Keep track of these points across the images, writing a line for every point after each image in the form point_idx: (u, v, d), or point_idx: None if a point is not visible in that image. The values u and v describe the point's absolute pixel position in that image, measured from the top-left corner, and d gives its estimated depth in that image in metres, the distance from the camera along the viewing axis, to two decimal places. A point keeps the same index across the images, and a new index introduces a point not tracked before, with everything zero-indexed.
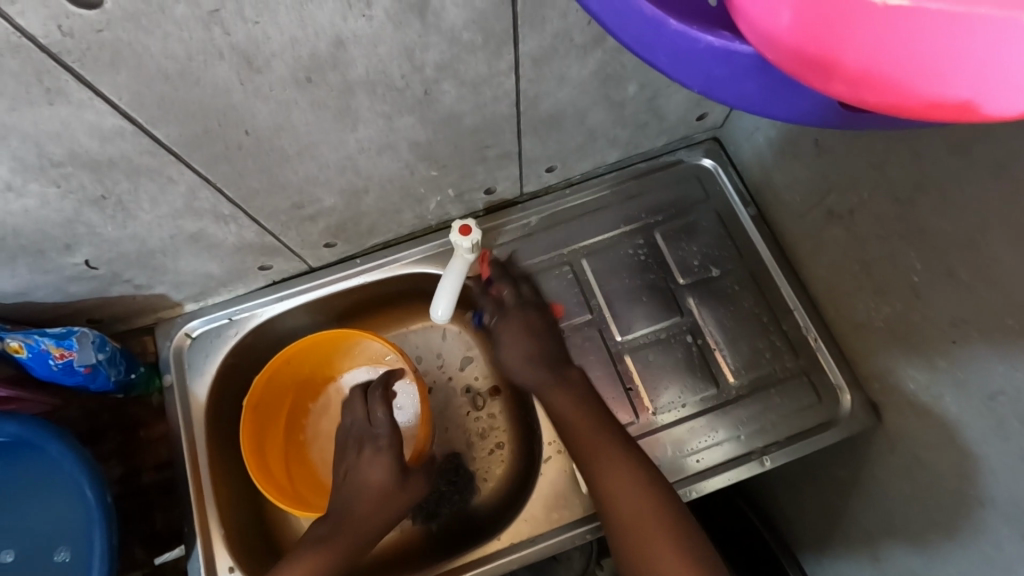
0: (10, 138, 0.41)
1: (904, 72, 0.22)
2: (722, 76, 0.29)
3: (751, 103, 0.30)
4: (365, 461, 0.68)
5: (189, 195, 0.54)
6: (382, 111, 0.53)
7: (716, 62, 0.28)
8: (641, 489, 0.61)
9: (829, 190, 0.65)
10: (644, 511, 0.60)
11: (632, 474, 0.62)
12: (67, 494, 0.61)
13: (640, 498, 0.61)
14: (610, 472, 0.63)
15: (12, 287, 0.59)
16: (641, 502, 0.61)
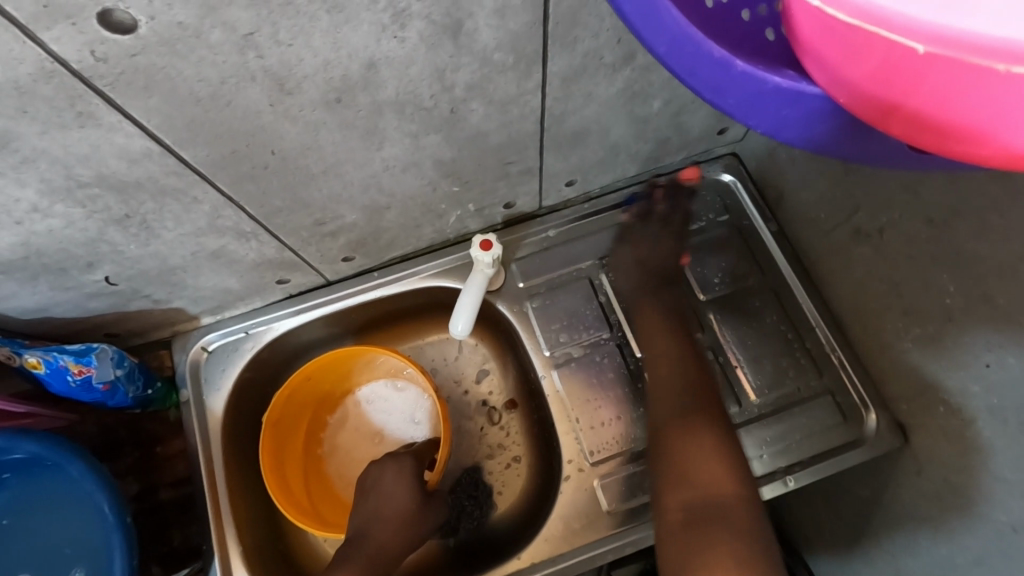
0: (39, 161, 0.40)
1: (955, 114, 0.22)
2: (791, 120, 0.29)
3: (825, 145, 0.30)
4: (375, 490, 0.67)
5: (213, 214, 0.53)
6: (409, 130, 0.52)
7: (783, 105, 0.29)
8: (727, 468, 0.60)
9: (856, 209, 0.64)
10: (720, 488, 0.58)
11: (711, 445, 0.61)
12: (86, 513, 0.60)
13: (722, 466, 0.60)
14: (701, 436, 0.62)
15: (32, 304, 0.58)
16: (720, 463, 0.60)
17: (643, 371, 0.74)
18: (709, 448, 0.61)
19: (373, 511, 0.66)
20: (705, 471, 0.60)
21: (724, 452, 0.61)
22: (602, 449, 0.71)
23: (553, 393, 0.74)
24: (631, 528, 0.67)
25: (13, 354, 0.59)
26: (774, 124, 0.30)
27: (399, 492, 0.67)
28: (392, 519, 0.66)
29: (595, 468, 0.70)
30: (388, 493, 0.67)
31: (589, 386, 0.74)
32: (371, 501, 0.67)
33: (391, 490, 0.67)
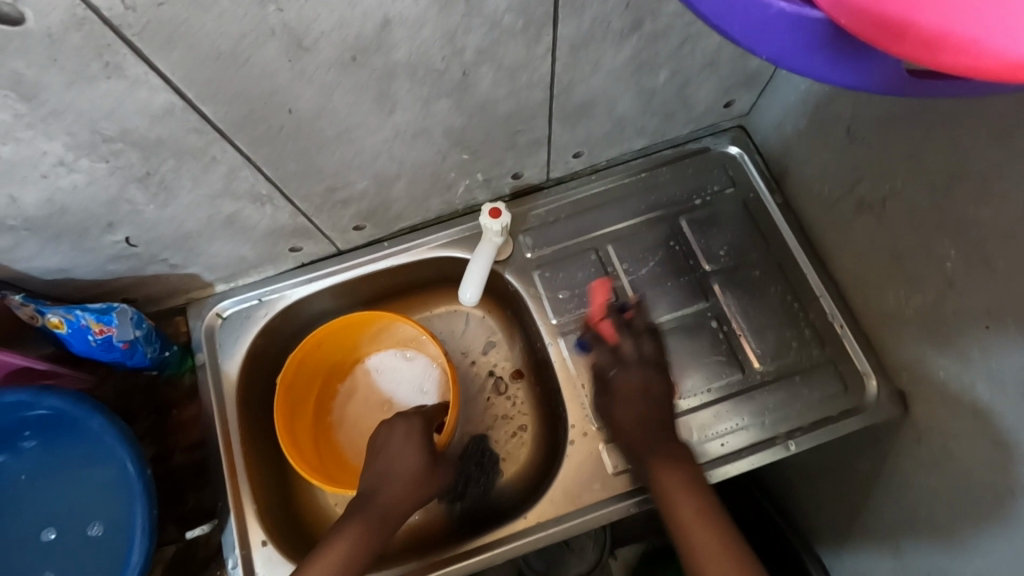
0: (67, 113, 0.42)
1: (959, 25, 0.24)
2: (793, 45, 0.30)
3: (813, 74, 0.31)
4: (385, 449, 0.69)
5: (230, 174, 0.55)
6: (422, 94, 0.53)
7: (784, 32, 0.30)
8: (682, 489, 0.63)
9: (860, 179, 0.64)
10: (688, 495, 0.63)
11: (672, 484, 0.64)
12: (110, 465, 0.63)
13: (684, 491, 0.63)
14: (665, 476, 0.64)
15: (53, 265, 0.60)
16: (689, 494, 0.63)
17: (648, 341, 0.75)
18: (677, 479, 0.64)
19: (384, 469, 0.68)
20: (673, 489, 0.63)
21: (689, 481, 0.64)
22: None
23: (559, 360, 0.75)
24: (634, 490, 0.69)
25: (37, 314, 0.61)
26: (774, 51, 0.31)
27: (411, 451, 0.69)
28: (404, 475, 0.67)
29: (599, 432, 0.72)
30: (400, 452, 0.69)
31: (595, 355, 0.75)
32: (383, 459, 0.68)
33: (404, 448, 0.69)
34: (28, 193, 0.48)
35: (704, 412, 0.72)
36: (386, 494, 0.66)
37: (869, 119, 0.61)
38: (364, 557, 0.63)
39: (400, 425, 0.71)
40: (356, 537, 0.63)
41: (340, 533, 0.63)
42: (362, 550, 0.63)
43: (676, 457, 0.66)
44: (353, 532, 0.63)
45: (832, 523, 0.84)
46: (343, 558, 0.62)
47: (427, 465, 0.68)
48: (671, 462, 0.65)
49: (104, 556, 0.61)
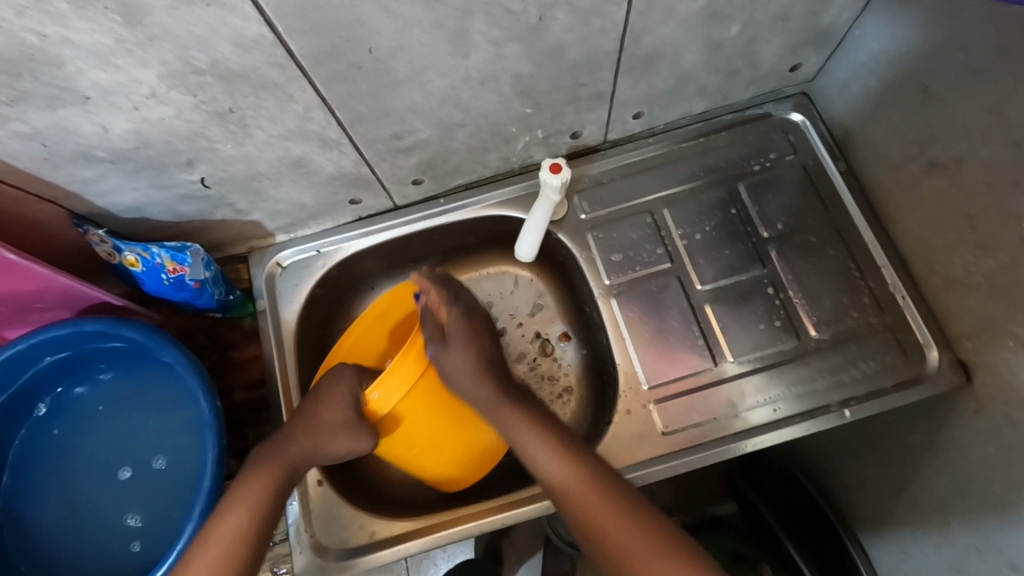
0: (164, 40, 0.43)
1: None
2: None
3: None
4: (313, 397, 0.66)
5: (303, 116, 0.56)
6: (496, 37, 0.53)
7: None
8: (574, 476, 0.61)
9: (933, 139, 0.62)
10: (590, 494, 0.60)
11: (574, 474, 0.61)
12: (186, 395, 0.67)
13: (581, 480, 0.61)
14: (533, 443, 0.65)
15: (130, 203, 0.62)
16: (583, 482, 0.61)
17: (702, 304, 0.75)
18: (556, 457, 0.63)
19: (305, 414, 0.64)
20: (570, 480, 0.61)
21: (583, 466, 0.62)
22: (657, 375, 0.72)
23: (609, 319, 0.75)
24: (681, 451, 0.69)
25: (114, 251, 0.64)
26: None
27: (338, 400, 0.65)
28: (325, 429, 0.64)
29: (650, 392, 0.72)
30: (329, 403, 0.65)
31: (648, 316, 0.75)
32: (312, 401, 0.65)
33: (330, 395, 0.65)
34: (117, 123, 0.50)
35: (754, 377, 0.71)
36: (297, 436, 0.63)
37: (949, 77, 0.59)
38: (273, 499, 0.58)
39: (333, 378, 0.67)
40: (261, 482, 0.59)
41: (244, 481, 0.59)
42: (270, 495, 0.58)
43: (552, 439, 0.64)
44: (258, 478, 0.59)
45: (873, 503, 0.83)
46: (247, 509, 0.56)
47: (354, 418, 0.64)
48: (539, 445, 0.64)
49: (173, 482, 0.65)
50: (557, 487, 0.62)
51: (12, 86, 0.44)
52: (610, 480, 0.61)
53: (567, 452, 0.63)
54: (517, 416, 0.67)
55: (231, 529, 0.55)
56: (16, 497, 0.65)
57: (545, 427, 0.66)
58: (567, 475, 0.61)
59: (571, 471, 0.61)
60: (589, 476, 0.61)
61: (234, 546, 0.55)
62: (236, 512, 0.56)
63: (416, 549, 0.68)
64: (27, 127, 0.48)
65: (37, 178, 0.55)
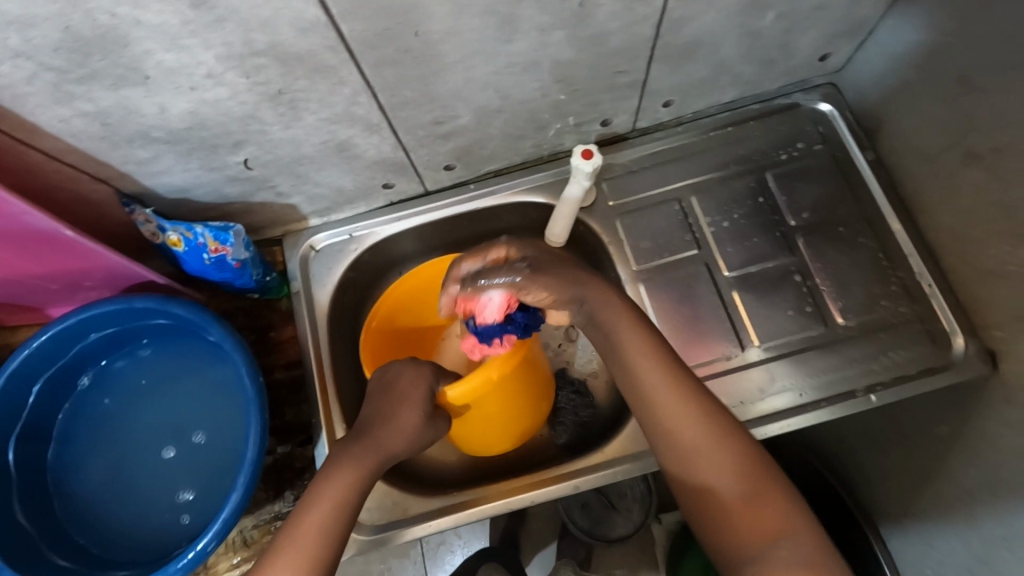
0: (229, 22, 0.45)
1: None
2: None
3: None
4: (386, 395, 0.60)
5: (350, 99, 0.57)
6: (542, 23, 0.54)
7: None
8: (702, 432, 0.52)
9: (972, 129, 0.63)
10: (744, 502, 0.49)
11: (683, 401, 0.54)
12: (229, 371, 0.69)
13: (735, 486, 0.50)
14: (653, 373, 0.55)
15: (178, 183, 0.64)
16: (675, 398, 0.54)
17: (729, 291, 0.76)
18: (658, 370, 0.55)
19: (379, 418, 0.58)
20: (726, 473, 0.50)
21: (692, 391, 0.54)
22: (685, 360, 0.74)
23: (638, 304, 0.77)
24: None
25: (158, 232, 0.66)
26: None
27: (410, 396, 0.59)
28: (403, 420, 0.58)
29: None
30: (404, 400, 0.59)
31: (676, 303, 0.76)
32: (383, 399, 0.59)
33: (401, 392, 0.59)
34: (176, 104, 0.52)
35: (781, 363, 0.72)
36: (366, 454, 0.55)
37: (987, 67, 0.60)
38: (343, 521, 0.51)
39: (405, 375, 0.61)
40: (347, 480, 0.53)
41: (325, 475, 0.53)
42: (351, 497, 0.52)
43: (690, 394, 0.54)
44: (342, 476, 0.53)
45: (896, 492, 0.83)
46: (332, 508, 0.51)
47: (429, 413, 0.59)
48: (676, 405, 0.54)
49: (215, 455, 0.68)
50: (660, 413, 0.54)
51: (82, 65, 0.45)
52: (705, 400, 0.54)
53: (677, 376, 0.55)
54: (644, 354, 0.56)
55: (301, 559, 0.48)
56: (65, 468, 0.67)
57: (677, 365, 0.56)
58: (726, 480, 0.50)
59: (705, 428, 0.52)
60: (746, 468, 0.50)
61: (318, 550, 0.49)
62: (301, 541, 0.49)
63: (447, 525, 0.70)
64: (92, 106, 0.50)
65: (93, 157, 0.57)
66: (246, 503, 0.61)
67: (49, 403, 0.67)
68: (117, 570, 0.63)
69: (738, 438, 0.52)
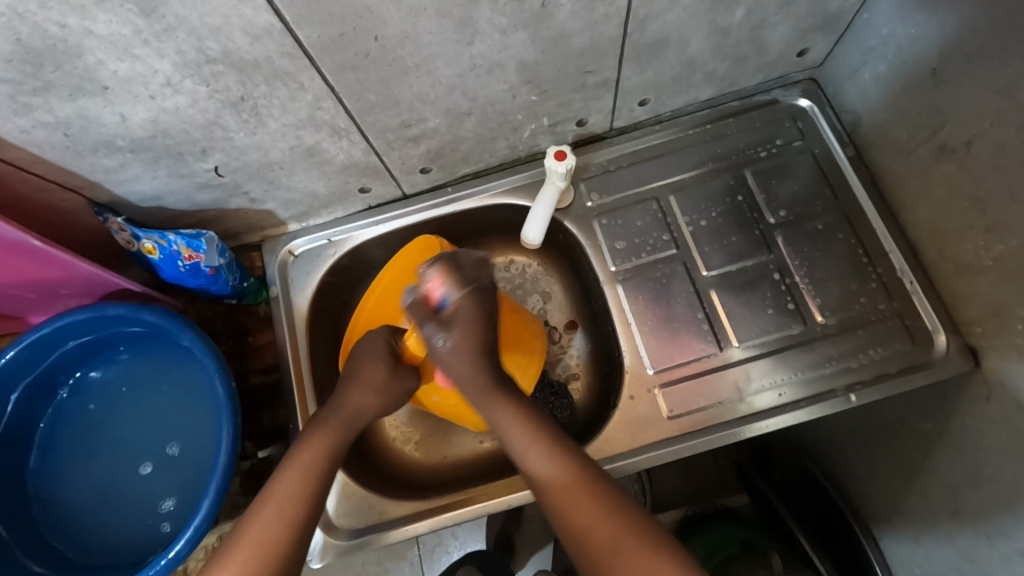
0: (180, 30, 0.45)
1: None
2: None
3: None
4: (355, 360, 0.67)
5: (314, 105, 0.57)
6: (501, 24, 0.54)
7: None
8: (577, 496, 0.55)
9: (943, 122, 0.62)
10: (572, 493, 0.55)
11: (560, 465, 0.57)
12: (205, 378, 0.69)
13: (565, 477, 0.56)
14: (506, 420, 0.61)
15: (149, 191, 0.64)
16: (563, 476, 0.56)
17: (707, 291, 0.75)
18: (503, 404, 0.62)
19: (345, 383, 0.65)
20: (555, 476, 0.57)
21: (568, 456, 0.58)
22: (664, 360, 0.73)
23: (615, 304, 0.76)
24: (688, 434, 0.70)
25: (132, 239, 0.67)
26: None
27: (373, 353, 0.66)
28: (367, 379, 0.64)
29: (656, 377, 0.73)
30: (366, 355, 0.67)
31: (654, 304, 0.75)
32: (354, 365, 0.66)
33: (363, 358, 0.66)
34: (136, 113, 0.52)
35: (760, 362, 0.72)
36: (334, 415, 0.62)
37: (959, 59, 0.59)
38: (305, 493, 0.55)
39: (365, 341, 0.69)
40: (315, 446, 0.58)
41: (297, 448, 0.58)
42: (307, 477, 0.56)
43: (533, 434, 0.60)
44: (312, 442, 0.59)
45: (884, 492, 0.81)
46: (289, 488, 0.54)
47: (393, 362, 0.66)
48: (528, 441, 0.59)
49: (190, 462, 0.68)
50: (545, 478, 0.57)
51: (37, 77, 0.46)
52: (584, 466, 0.57)
53: (540, 433, 0.59)
54: (511, 417, 0.61)
55: (274, 525, 0.52)
56: (44, 475, 0.68)
57: (520, 401, 0.62)
58: (556, 474, 0.57)
59: (575, 486, 0.55)
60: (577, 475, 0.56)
61: (281, 530, 0.52)
62: (274, 508, 0.53)
63: (424, 529, 0.70)
64: (51, 117, 0.50)
65: (60, 167, 0.57)
66: (218, 510, 0.61)
67: (28, 412, 0.68)
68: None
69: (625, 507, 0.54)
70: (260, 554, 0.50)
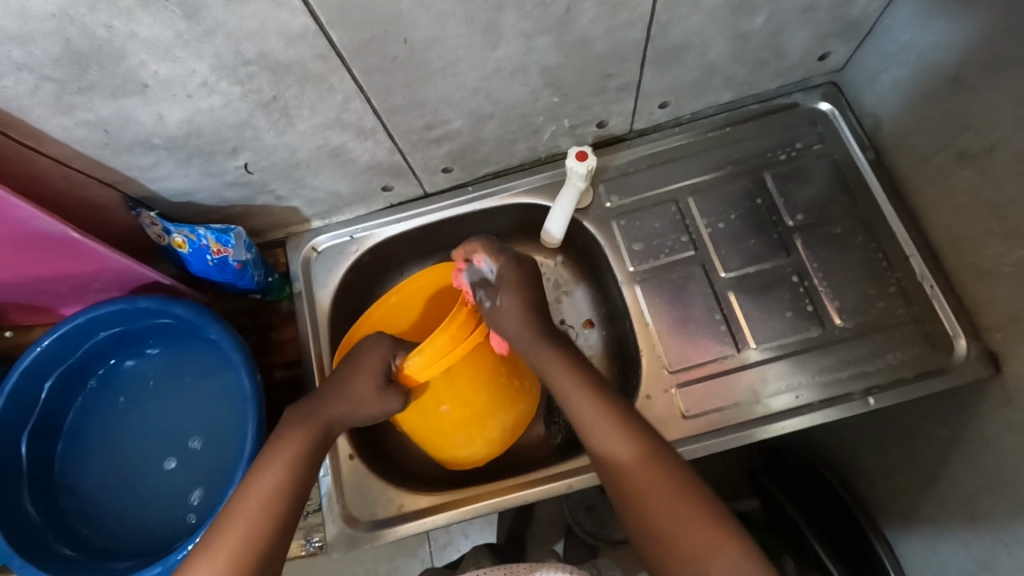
0: (218, 34, 0.46)
1: None
2: None
3: None
4: (347, 363, 0.65)
5: (343, 105, 0.59)
6: (526, 28, 0.55)
7: None
8: (645, 467, 0.58)
9: (963, 129, 0.62)
10: (637, 465, 0.59)
11: (629, 439, 0.61)
12: (231, 370, 0.71)
13: (639, 456, 0.59)
14: (582, 401, 0.64)
15: (180, 188, 0.66)
16: (634, 453, 0.60)
17: (725, 293, 0.76)
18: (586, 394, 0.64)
19: (332, 386, 0.65)
20: (620, 452, 0.60)
21: (644, 437, 0.61)
22: (681, 361, 0.74)
23: (632, 305, 0.77)
24: (705, 434, 0.71)
25: (163, 233, 0.68)
26: None
27: (369, 368, 0.64)
28: (356, 391, 0.64)
29: (673, 377, 0.73)
30: (361, 372, 0.64)
31: (672, 305, 0.76)
32: (345, 369, 0.65)
33: (361, 366, 0.64)
34: (172, 112, 0.54)
35: (777, 364, 0.72)
36: (300, 427, 0.61)
37: (980, 67, 0.59)
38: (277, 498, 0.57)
39: (369, 345, 0.66)
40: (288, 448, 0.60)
41: (275, 445, 0.60)
42: (282, 482, 0.58)
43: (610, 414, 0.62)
44: (287, 443, 0.60)
45: (899, 496, 0.81)
46: (263, 492, 0.56)
47: (383, 385, 0.64)
48: (599, 419, 0.62)
49: (215, 453, 0.70)
50: (614, 454, 0.60)
51: (81, 78, 0.48)
52: (646, 439, 0.60)
53: (626, 425, 0.61)
54: (583, 397, 0.64)
55: (245, 518, 0.55)
56: (75, 461, 0.70)
57: (596, 385, 0.65)
58: (624, 449, 0.60)
59: (634, 454, 0.59)
60: (646, 450, 0.60)
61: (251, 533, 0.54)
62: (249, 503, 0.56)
63: (442, 522, 0.71)
64: (92, 115, 0.52)
65: (98, 164, 0.59)
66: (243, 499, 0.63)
67: (61, 400, 0.70)
68: (122, 561, 0.66)
69: (692, 480, 0.57)
70: (236, 543, 0.54)
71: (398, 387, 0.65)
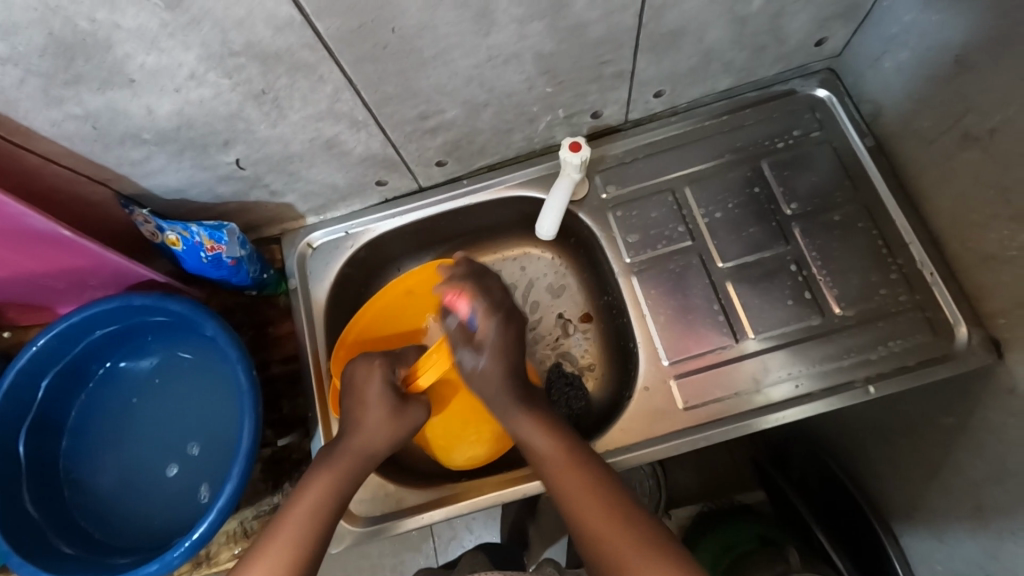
0: (205, 22, 0.46)
1: None
2: None
3: None
4: (351, 393, 0.66)
5: (333, 96, 0.58)
6: (518, 14, 0.55)
7: None
8: (563, 472, 0.61)
9: (966, 110, 0.61)
10: (565, 467, 0.61)
11: (558, 448, 0.62)
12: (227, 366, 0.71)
13: (562, 456, 0.62)
14: (528, 425, 0.65)
15: (173, 183, 0.66)
16: (559, 452, 0.62)
17: (724, 282, 0.75)
18: (539, 431, 0.64)
19: (346, 421, 0.65)
20: (550, 451, 0.63)
21: (573, 445, 0.63)
22: (680, 352, 0.73)
23: (630, 295, 0.76)
24: (701, 425, 0.70)
25: (157, 231, 0.68)
26: None
27: (374, 397, 0.64)
28: (370, 419, 0.64)
29: (671, 368, 0.73)
30: (368, 404, 0.64)
31: (670, 295, 0.75)
32: (351, 400, 0.65)
33: (364, 395, 0.65)
34: (162, 105, 0.53)
35: (776, 354, 0.71)
36: (334, 462, 0.62)
37: (983, 47, 0.58)
38: (320, 520, 0.59)
39: (363, 372, 0.66)
40: (328, 480, 0.61)
41: (311, 477, 0.61)
42: (328, 505, 0.60)
43: (551, 424, 0.65)
44: (325, 476, 0.61)
45: (903, 488, 0.81)
46: (309, 514, 0.59)
47: (396, 404, 0.65)
48: (532, 424, 0.65)
49: (213, 450, 0.70)
50: (541, 458, 0.63)
51: (68, 69, 0.47)
52: (592, 463, 0.62)
53: (553, 429, 0.64)
54: (522, 411, 0.65)
55: (289, 542, 0.57)
56: (72, 460, 0.70)
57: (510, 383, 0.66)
58: (549, 449, 0.63)
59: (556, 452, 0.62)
60: (570, 451, 0.62)
61: (300, 555, 0.56)
62: (290, 524, 0.58)
63: (440, 517, 0.70)
64: (81, 109, 0.52)
65: (88, 159, 0.59)
66: (240, 495, 0.62)
67: (58, 397, 0.70)
68: (121, 559, 0.66)
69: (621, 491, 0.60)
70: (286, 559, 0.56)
71: (411, 402, 0.66)
